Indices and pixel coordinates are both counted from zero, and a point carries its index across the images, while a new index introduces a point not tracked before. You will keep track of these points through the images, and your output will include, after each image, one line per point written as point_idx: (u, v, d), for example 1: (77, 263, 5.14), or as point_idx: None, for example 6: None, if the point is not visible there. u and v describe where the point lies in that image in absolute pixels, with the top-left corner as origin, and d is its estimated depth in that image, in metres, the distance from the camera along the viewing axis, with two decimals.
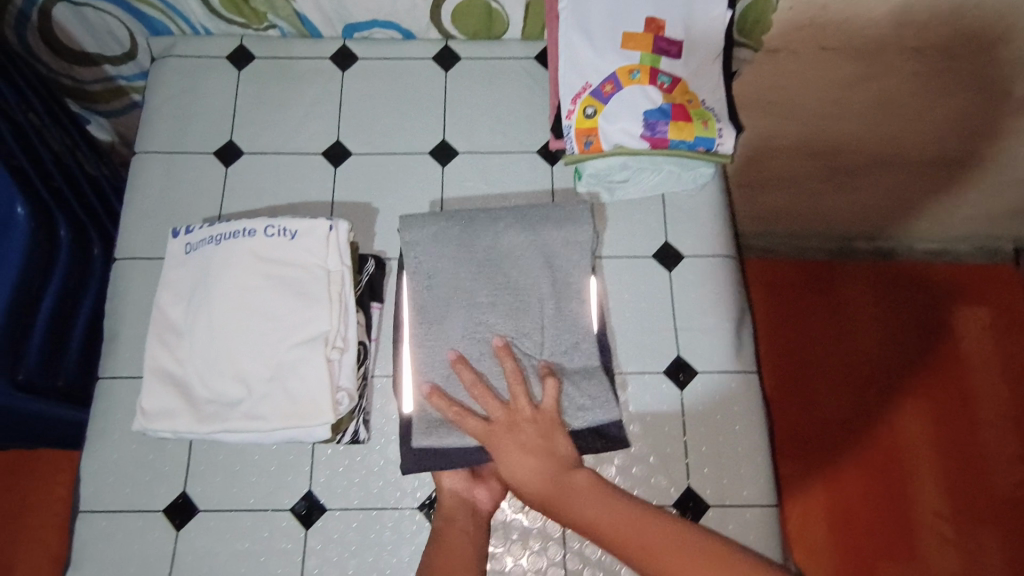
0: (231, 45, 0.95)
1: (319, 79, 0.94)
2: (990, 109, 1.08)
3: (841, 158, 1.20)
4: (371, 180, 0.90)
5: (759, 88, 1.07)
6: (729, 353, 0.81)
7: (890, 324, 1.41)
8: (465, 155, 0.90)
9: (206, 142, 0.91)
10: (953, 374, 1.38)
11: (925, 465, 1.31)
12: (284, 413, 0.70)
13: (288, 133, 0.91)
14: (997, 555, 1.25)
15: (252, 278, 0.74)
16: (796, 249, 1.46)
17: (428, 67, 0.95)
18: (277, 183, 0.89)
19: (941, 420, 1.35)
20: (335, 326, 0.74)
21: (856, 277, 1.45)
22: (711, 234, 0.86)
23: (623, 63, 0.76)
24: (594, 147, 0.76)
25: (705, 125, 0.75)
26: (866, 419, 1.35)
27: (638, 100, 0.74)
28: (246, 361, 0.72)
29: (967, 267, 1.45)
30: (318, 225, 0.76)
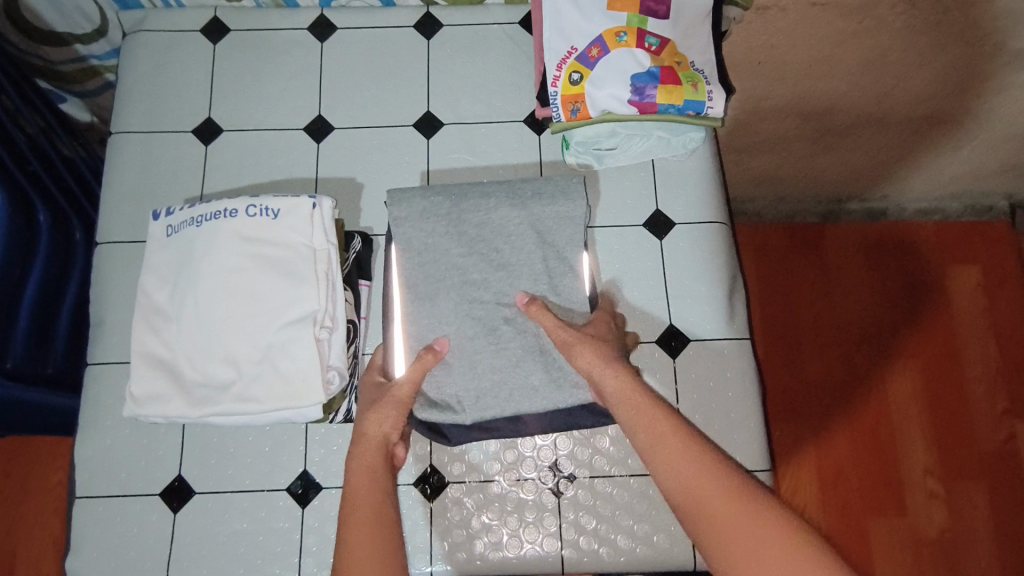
0: (204, 17, 0.92)
1: (297, 51, 0.91)
2: (981, 66, 1.06)
3: (831, 118, 1.19)
4: (355, 154, 0.88)
5: (750, 48, 1.04)
6: (722, 319, 0.81)
7: (880, 285, 1.41)
8: (450, 126, 0.88)
9: (183, 119, 0.88)
10: (942, 333, 1.39)
11: (914, 423, 1.33)
12: (276, 394, 0.70)
13: (268, 108, 0.89)
14: (983, 508, 1.28)
15: (236, 258, 0.73)
16: (785, 213, 1.45)
17: (409, 34, 0.92)
18: (259, 161, 0.87)
19: (931, 379, 1.36)
20: (323, 305, 0.73)
21: (846, 239, 1.44)
22: (703, 199, 0.85)
23: (610, 25, 0.73)
24: (582, 114, 0.74)
25: (695, 87, 0.73)
26: (857, 381, 1.36)
27: (626, 64, 0.72)
28: (234, 343, 0.71)
29: (958, 225, 1.45)
30: (302, 203, 0.75)
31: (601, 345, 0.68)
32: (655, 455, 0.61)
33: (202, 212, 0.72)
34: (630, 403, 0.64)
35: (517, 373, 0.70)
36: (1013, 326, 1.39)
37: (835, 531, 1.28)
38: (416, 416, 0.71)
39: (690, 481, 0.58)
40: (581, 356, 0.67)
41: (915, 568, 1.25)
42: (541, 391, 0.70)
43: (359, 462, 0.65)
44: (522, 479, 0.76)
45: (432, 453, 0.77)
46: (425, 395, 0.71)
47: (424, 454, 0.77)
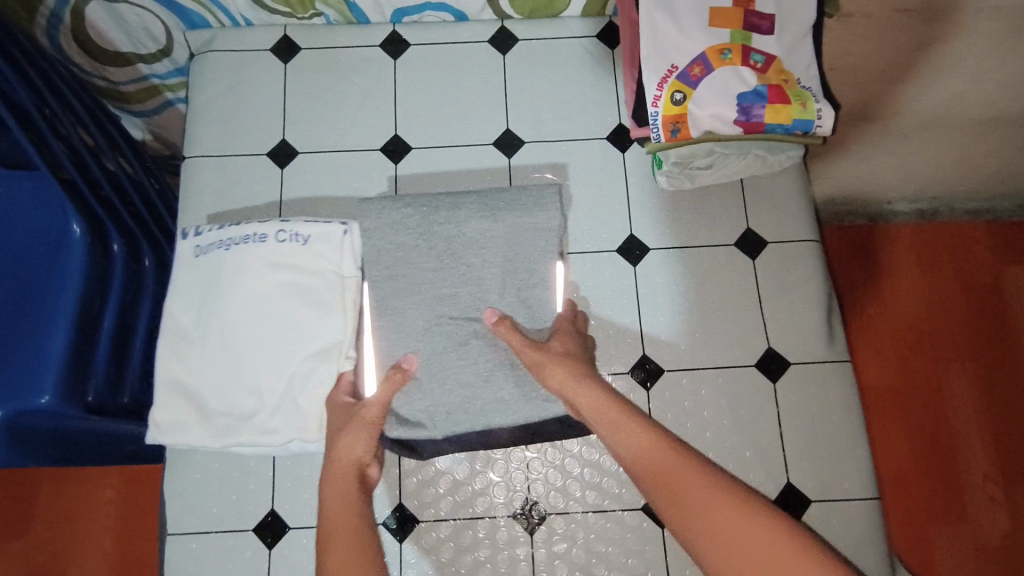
0: (275, 36, 0.90)
1: (371, 69, 0.89)
2: None
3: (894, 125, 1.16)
4: (435, 176, 0.85)
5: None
6: (820, 340, 0.79)
7: (934, 286, 1.38)
8: (532, 144, 0.86)
9: (257, 141, 0.86)
10: (998, 334, 1.35)
11: (972, 426, 1.31)
12: (294, 427, 0.65)
13: (344, 129, 0.87)
14: None
15: (261, 284, 0.67)
16: (836, 215, 1.41)
17: (485, 51, 0.90)
18: (337, 183, 0.85)
19: (989, 382, 1.33)
20: (350, 335, 0.67)
21: (899, 238, 1.40)
22: (793, 217, 0.83)
23: (712, 43, 0.71)
24: (682, 135, 0.72)
25: (804, 105, 0.70)
26: (913, 384, 1.33)
27: (730, 82, 0.70)
28: (255, 373, 0.66)
29: (1010, 225, 1.41)
30: (332, 229, 0.69)
31: (563, 359, 0.65)
32: (649, 485, 0.57)
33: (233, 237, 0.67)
34: (609, 421, 0.61)
35: (486, 388, 0.67)
36: None
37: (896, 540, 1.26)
38: (387, 434, 0.66)
39: (675, 493, 0.55)
40: (552, 374, 0.64)
41: None
42: (512, 405, 0.66)
43: (333, 491, 0.61)
44: (624, 508, 0.75)
45: (529, 483, 0.75)
46: (394, 413, 0.66)
47: (521, 484, 0.75)
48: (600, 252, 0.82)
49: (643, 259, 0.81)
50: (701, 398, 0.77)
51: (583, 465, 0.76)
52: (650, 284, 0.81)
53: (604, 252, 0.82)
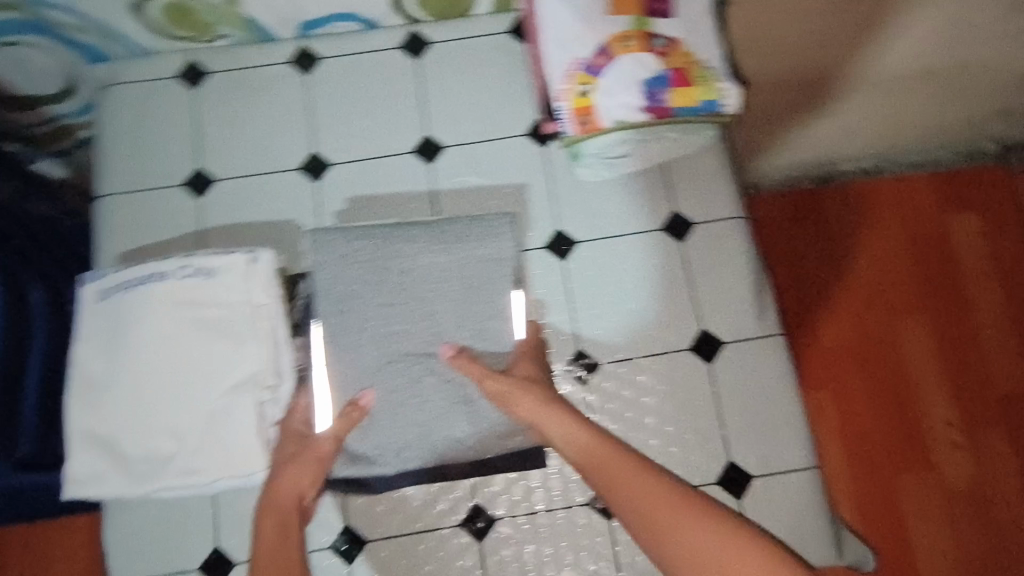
0: (179, 62, 0.87)
1: (281, 87, 0.87)
2: None
3: None
4: (357, 190, 0.84)
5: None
6: (753, 318, 0.80)
7: (880, 243, 1.39)
8: (451, 148, 0.85)
9: (172, 174, 0.85)
10: (948, 283, 1.37)
11: (931, 378, 1.33)
12: (220, 464, 0.66)
13: (260, 151, 0.85)
14: (1006, 451, 1.30)
15: (169, 325, 0.68)
16: (780, 181, 1.40)
17: (396, 57, 0.88)
18: (257, 207, 0.84)
19: (942, 331, 1.35)
20: (266, 364, 0.68)
21: (845, 198, 1.39)
22: (718, 196, 0.83)
23: (612, 30, 0.71)
24: (593, 127, 0.71)
25: (708, 86, 0.70)
26: (870, 343, 1.35)
27: (634, 70, 0.70)
28: (174, 413, 0.67)
29: (956, 172, 1.40)
30: (236, 259, 0.69)
31: (527, 385, 0.66)
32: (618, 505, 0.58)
33: (129, 279, 0.67)
34: (577, 444, 0.63)
35: (440, 424, 0.68)
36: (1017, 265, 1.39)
37: (868, 496, 1.29)
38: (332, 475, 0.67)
39: (644, 505, 0.57)
40: (517, 400, 0.66)
41: (947, 520, 1.27)
42: (470, 444, 0.68)
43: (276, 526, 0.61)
44: (571, 504, 0.75)
45: (475, 490, 0.75)
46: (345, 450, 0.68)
47: (467, 492, 0.75)
48: (528, 251, 0.81)
49: (570, 254, 0.81)
50: (639, 385, 0.77)
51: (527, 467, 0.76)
52: (580, 278, 0.81)
53: (533, 250, 0.81)
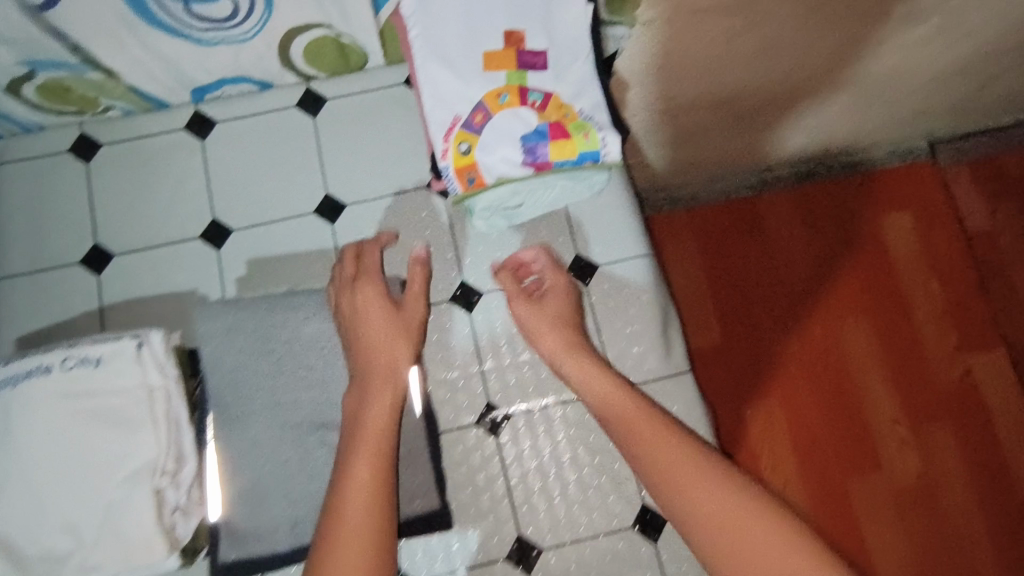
0: (71, 135, 0.86)
1: (178, 155, 0.86)
2: (875, 31, 1.04)
3: (740, 104, 1.18)
4: (260, 256, 0.84)
5: (665, 55, 1.02)
6: (660, 357, 0.81)
7: (820, 246, 1.43)
8: (353, 207, 0.85)
9: (70, 251, 0.83)
10: (886, 282, 1.42)
11: (875, 376, 1.37)
12: (118, 557, 0.63)
13: (159, 222, 0.84)
14: (951, 444, 1.34)
15: (57, 419, 0.65)
16: (719, 191, 1.44)
17: (294, 117, 0.88)
18: (159, 279, 0.82)
19: (884, 329, 1.39)
20: (163, 450, 0.66)
21: (779, 206, 1.45)
22: (621, 236, 0.84)
23: (489, 87, 0.72)
24: (478, 182, 0.71)
25: (586, 136, 0.72)
26: (816, 345, 1.38)
27: (513, 125, 0.71)
28: (69, 509, 0.64)
29: (882, 175, 1.48)
30: (124, 345, 0.67)
31: (555, 309, 0.76)
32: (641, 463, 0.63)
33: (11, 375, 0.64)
34: (596, 392, 0.69)
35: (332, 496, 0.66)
36: (950, 262, 1.44)
37: (819, 500, 1.30)
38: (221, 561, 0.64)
39: (659, 462, 0.61)
40: (542, 333, 0.74)
41: (898, 517, 1.30)
42: None
43: (366, 456, 0.59)
44: (491, 560, 0.75)
45: None
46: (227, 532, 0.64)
47: None
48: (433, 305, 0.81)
49: (476, 306, 0.82)
50: (553, 429, 0.78)
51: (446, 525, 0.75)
52: (487, 330, 0.81)
53: (439, 303, 0.82)
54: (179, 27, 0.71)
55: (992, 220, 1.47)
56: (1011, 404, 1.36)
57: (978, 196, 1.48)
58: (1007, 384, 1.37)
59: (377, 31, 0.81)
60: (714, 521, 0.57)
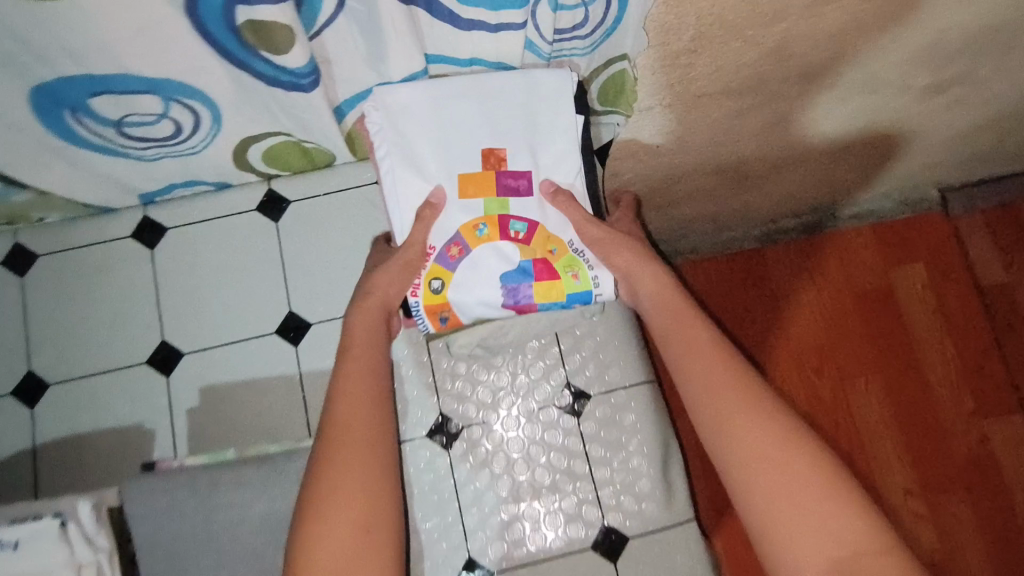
0: (5, 245, 0.78)
1: (124, 267, 0.77)
2: (888, 91, 0.94)
3: (746, 168, 1.08)
4: (215, 385, 0.75)
5: (662, 130, 0.92)
6: (659, 501, 0.74)
7: (828, 304, 1.34)
8: (319, 325, 0.77)
9: (4, 378, 0.75)
10: (898, 341, 1.32)
11: (886, 445, 1.28)
12: None
13: (102, 344, 0.76)
14: (968, 517, 1.25)
15: None
16: (721, 245, 1.34)
17: (254, 221, 0.79)
18: (100, 411, 0.74)
19: (896, 393, 1.30)
20: None
21: (784, 259, 1.35)
22: (616, 360, 0.78)
23: (466, 217, 0.65)
24: (452, 321, 0.66)
25: (576, 276, 0.65)
26: (823, 411, 1.29)
27: (493, 261, 0.65)
28: None
29: (893, 225, 1.36)
30: (44, 526, 0.57)
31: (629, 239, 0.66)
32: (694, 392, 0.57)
33: None
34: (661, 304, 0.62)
35: None
36: (965, 319, 1.33)
37: None
38: None
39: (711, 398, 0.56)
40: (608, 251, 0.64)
41: None
42: None
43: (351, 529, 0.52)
44: None
45: None
46: None
47: None
48: (410, 442, 0.76)
49: (456, 443, 0.76)
50: None
51: None
52: (468, 471, 0.75)
53: (417, 439, 0.77)
54: (116, 148, 0.65)
55: (1010, 272, 1.34)
56: None
57: (995, 246, 1.35)
58: None
59: (342, 135, 0.72)
60: (757, 467, 0.53)
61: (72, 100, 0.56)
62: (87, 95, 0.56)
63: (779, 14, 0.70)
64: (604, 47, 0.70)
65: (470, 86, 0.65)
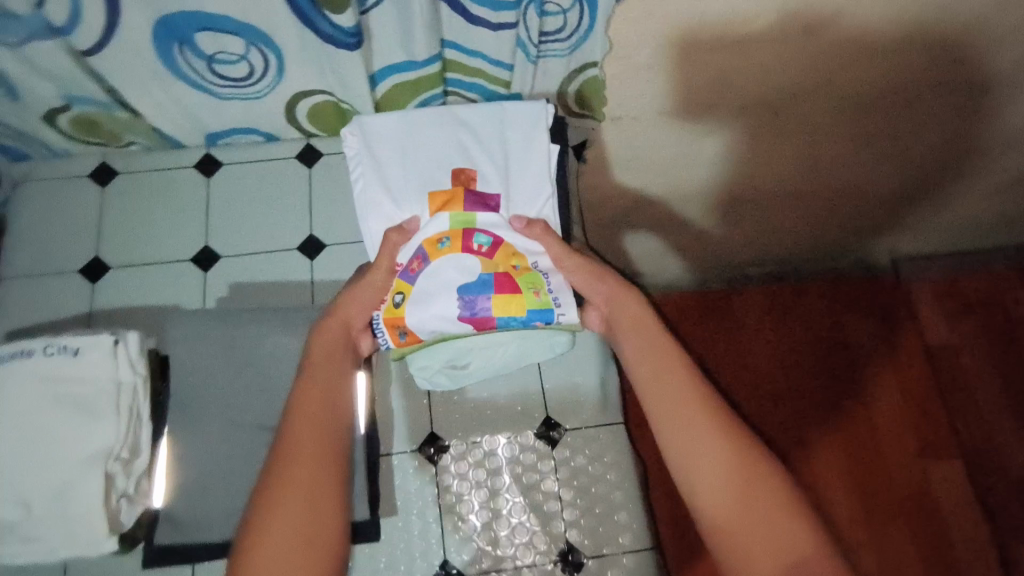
0: (94, 163, 0.97)
1: (183, 188, 0.97)
2: (824, 143, 1.25)
3: (711, 198, 1.39)
4: (243, 283, 0.92)
5: (628, 145, 1.18)
6: (595, 406, 0.90)
7: (787, 350, 1.70)
8: (333, 247, 0.95)
9: (72, 261, 0.92)
10: (860, 386, 1.67)
11: (837, 477, 1.58)
12: (61, 533, 0.69)
13: (156, 243, 0.94)
14: (909, 547, 1.51)
15: (32, 401, 0.72)
16: (696, 283, 1.75)
17: (292, 165, 0.99)
18: (147, 293, 0.91)
19: (850, 439, 1.61)
20: (120, 438, 0.73)
21: (748, 305, 1.75)
22: None
23: (432, 234, 0.85)
24: (411, 336, 0.82)
25: (536, 293, 0.82)
26: (796, 440, 1.61)
27: (451, 272, 0.82)
28: (26, 484, 0.70)
29: (842, 287, 1.76)
30: (102, 340, 0.75)
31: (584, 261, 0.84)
32: (669, 441, 0.69)
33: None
34: (642, 351, 0.76)
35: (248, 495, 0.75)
36: (915, 380, 1.68)
37: None
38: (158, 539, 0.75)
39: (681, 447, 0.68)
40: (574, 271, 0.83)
41: None
42: None
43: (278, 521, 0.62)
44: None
45: None
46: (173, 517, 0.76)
47: None
48: None
49: None
50: (491, 464, 0.86)
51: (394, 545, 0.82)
52: None
53: None
54: (201, 82, 0.85)
55: (949, 335, 1.74)
56: (964, 506, 1.56)
57: (943, 317, 1.76)
58: (955, 491, 1.57)
59: (374, 101, 0.94)
60: (710, 501, 0.65)
61: (184, 34, 0.77)
62: (196, 30, 0.76)
63: (710, 54, 0.97)
64: (578, 53, 0.93)
65: (457, 123, 0.90)
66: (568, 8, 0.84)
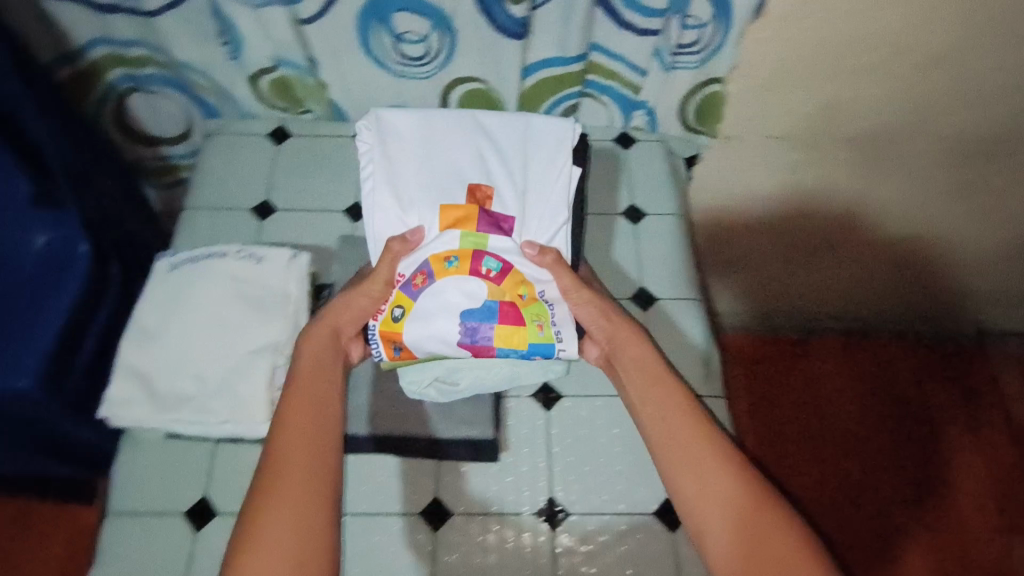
0: (272, 125, 1.12)
1: (345, 151, 1.11)
2: (922, 189, 1.28)
3: (801, 241, 1.42)
4: None
5: (731, 168, 1.25)
6: (698, 379, 0.95)
7: (861, 401, 1.67)
8: None
9: (245, 202, 1.06)
10: (938, 450, 1.62)
11: (913, 540, 1.51)
12: (227, 407, 0.78)
13: (318, 193, 1.07)
14: None
15: (220, 293, 0.84)
16: (769, 328, 1.74)
17: None
18: (306, 233, 1.04)
19: (925, 499, 1.55)
20: (286, 337, 0.83)
21: (824, 353, 1.73)
22: (679, 281, 1.03)
23: (439, 250, 0.81)
24: (405, 352, 0.80)
25: (541, 327, 0.79)
26: (871, 490, 1.55)
27: (454, 291, 0.80)
28: (205, 362, 0.80)
29: (918, 350, 1.74)
30: (282, 254, 0.88)
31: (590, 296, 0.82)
32: (690, 494, 0.69)
33: (198, 251, 0.86)
34: (650, 397, 0.76)
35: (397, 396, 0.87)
36: (998, 452, 1.62)
37: None
38: None
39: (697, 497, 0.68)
40: (579, 308, 0.82)
41: None
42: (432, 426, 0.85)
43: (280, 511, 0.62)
44: (520, 511, 0.83)
45: (438, 485, 0.84)
46: None
47: (426, 488, 0.84)
48: None
49: None
50: (596, 408, 0.90)
51: (505, 477, 0.85)
52: None
53: None
54: (382, 57, 0.99)
55: None
56: None
57: None
58: None
59: (519, 92, 1.08)
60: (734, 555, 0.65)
61: (385, 14, 0.92)
62: (396, 11, 0.91)
63: (823, 79, 1.05)
64: (709, 62, 1.02)
65: (480, 136, 0.86)
66: (705, 21, 0.95)
